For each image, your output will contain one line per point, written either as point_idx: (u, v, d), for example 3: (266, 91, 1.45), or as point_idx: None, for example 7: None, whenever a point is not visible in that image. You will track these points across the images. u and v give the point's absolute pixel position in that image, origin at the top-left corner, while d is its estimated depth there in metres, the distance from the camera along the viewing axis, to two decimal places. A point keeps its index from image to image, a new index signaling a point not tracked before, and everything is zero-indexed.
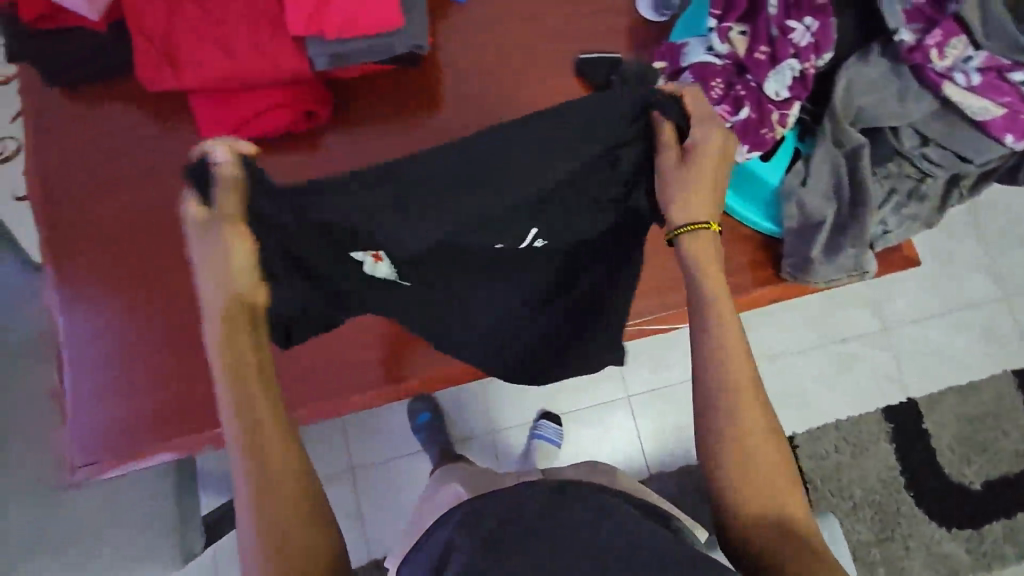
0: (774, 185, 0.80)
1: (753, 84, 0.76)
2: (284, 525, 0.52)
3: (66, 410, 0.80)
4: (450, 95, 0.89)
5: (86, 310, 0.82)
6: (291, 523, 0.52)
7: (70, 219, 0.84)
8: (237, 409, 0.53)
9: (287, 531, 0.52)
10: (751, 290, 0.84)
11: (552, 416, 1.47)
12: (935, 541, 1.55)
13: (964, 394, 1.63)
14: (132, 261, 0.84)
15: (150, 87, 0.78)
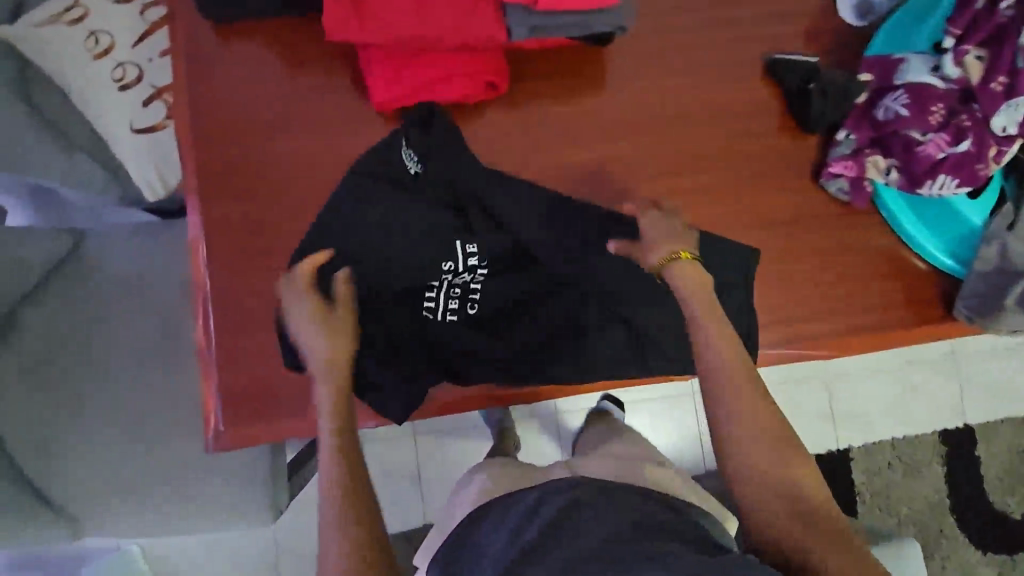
0: (972, 225, 0.78)
1: (978, 114, 0.72)
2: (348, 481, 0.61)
3: (206, 371, 0.75)
4: (629, 78, 0.83)
5: (230, 265, 0.76)
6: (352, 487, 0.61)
7: (221, 163, 0.77)
8: (327, 395, 0.65)
9: (354, 493, 0.61)
10: (920, 325, 0.80)
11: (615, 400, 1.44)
12: (970, 563, 1.60)
13: (1019, 426, 1.66)
14: (281, 217, 0.77)
15: (330, 36, 0.70)
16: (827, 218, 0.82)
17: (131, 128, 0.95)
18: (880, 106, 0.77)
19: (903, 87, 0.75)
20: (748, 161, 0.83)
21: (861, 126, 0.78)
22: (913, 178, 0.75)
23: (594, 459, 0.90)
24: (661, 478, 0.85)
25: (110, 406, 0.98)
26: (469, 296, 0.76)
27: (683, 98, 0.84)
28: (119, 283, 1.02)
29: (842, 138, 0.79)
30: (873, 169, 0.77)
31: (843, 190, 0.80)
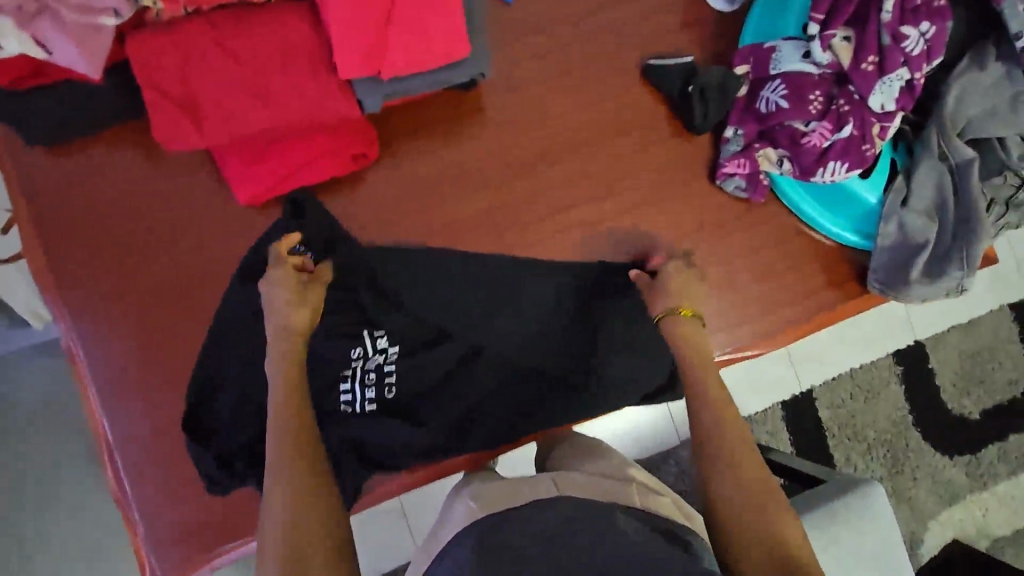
0: (870, 203, 0.77)
1: (856, 96, 0.70)
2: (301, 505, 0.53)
3: (131, 516, 0.72)
4: (507, 111, 0.78)
5: (127, 405, 0.72)
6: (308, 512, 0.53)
7: (93, 299, 0.72)
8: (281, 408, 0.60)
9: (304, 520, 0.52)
10: (836, 305, 0.81)
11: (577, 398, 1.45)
12: (939, 468, 1.69)
13: (964, 331, 1.72)
14: (168, 342, 0.73)
15: (170, 146, 0.65)
16: (730, 217, 0.80)
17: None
18: (761, 99, 0.74)
19: (778, 79, 0.72)
20: (643, 174, 0.80)
21: (747, 120, 0.75)
22: (805, 167, 0.73)
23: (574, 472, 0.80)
24: (652, 503, 0.75)
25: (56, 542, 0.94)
26: (385, 381, 0.73)
27: (569, 122, 0.80)
28: (35, 414, 0.96)
29: (729, 135, 0.77)
30: (765, 163, 0.76)
31: (740, 187, 0.78)
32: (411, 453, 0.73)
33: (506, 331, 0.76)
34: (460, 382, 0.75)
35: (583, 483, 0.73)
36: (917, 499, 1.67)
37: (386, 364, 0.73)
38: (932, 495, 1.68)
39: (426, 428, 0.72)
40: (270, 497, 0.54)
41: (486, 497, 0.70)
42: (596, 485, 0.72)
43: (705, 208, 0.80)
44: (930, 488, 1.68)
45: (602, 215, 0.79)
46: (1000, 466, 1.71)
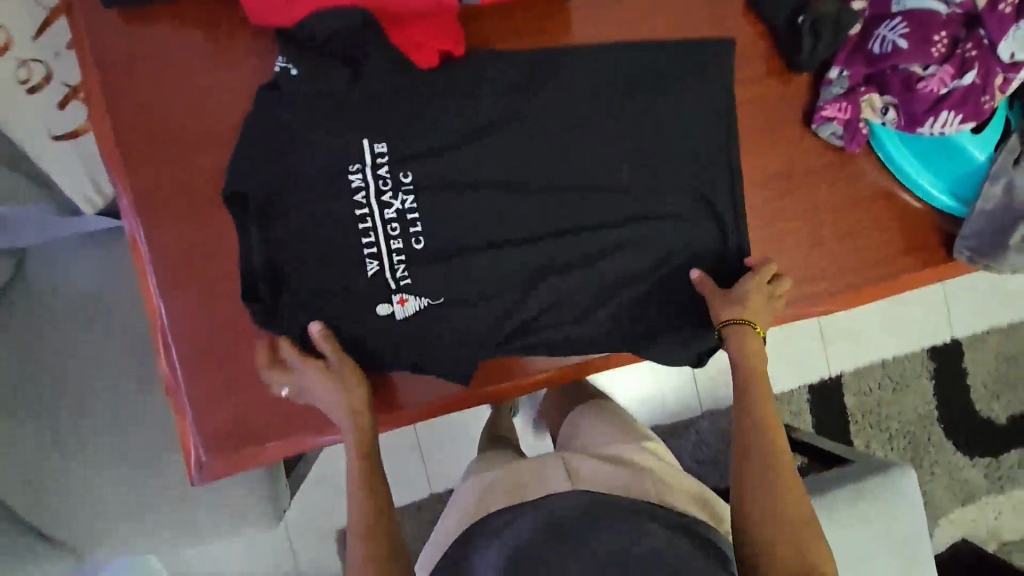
0: (977, 163, 0.73)
1: (985, 41, 0.65)
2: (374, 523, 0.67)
3: (179, 404, 0.72)
4: (590, 24, 0.76)
5: (187, 293, 0.72)
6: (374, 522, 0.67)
7: (159, 176, 0.72)
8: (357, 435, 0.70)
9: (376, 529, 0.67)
10: (915, 271, 0.77)
11: None
12: (958, 467, 1.67)
13: (1004, 333, 1.69)
14: (225, 234, 0.73)
15: (253, 19, 0.69)
16: (812, 163, 0.77)
17: (49, 134, 0.85)
18: (875, 38, 0.69)
19: (902, 15, 0.68)
20: (717, 77, 0.74)
21: (855, 61, 0.71)
22: (913, 117, 0.69)
23: (594, 463, 0.82)
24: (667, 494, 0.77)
25: (88, 431, 0.98)
26: (411, 231, 0.72)
27: (652, 42, 0.75)
28: (80, 302, 0.99)
29: (833, 77, 0.73)
30: (869, 110, 0.72)
31: (836, 135, 0.74)
32: (482, 279, 0.73)
33: (543, 198, 0.74)
34: (455, 211, 0.72)
35: (608, 476, 0.79)
36: (931, 494, 1.65)
37: (409, 211, 0.72)
38: (947, 492, 1.66)
39: (502, 255, 0.73)
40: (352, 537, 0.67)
41: (499, 490, 0.79)
42: (619, 481, 0.78)
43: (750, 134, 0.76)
44: (946, 486, 1.66)
45: (682, 146, 0.74)
46: (1019, 472, 1.68)
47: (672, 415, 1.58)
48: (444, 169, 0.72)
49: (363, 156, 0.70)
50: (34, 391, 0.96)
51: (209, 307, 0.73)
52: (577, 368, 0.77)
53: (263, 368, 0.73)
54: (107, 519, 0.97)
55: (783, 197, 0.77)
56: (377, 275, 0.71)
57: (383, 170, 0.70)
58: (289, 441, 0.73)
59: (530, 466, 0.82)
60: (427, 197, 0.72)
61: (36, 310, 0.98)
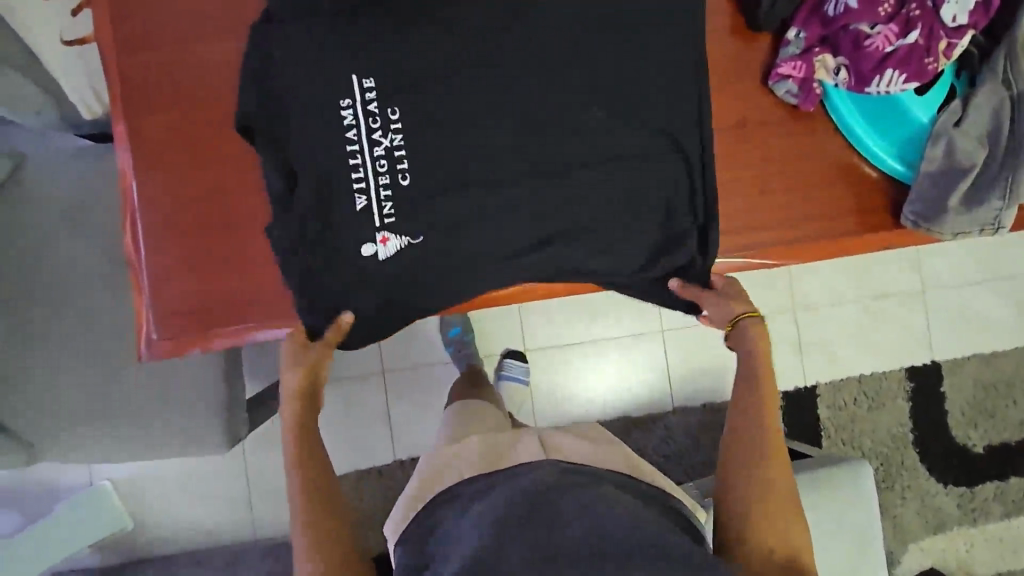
0: (921, 125, 0.76)
1: (929, 3, 0.69)
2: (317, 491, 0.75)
3: (141, 282, 0.76)
4: None
5: (164, 180, 0.77)
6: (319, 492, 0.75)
7: (148, 68, 0.78)
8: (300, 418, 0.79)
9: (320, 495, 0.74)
10: (858, 234, 0.80)
11: (518, 355, 1.49)
12: (930, 493, 1.63)
13: (985, 360, 1.67)
14: (205, 130, 0.78)
15: None
16: (767, 119, 0.80)
17: (59, 39, 0.90)
18: (831, 0, 0.73)
19: None
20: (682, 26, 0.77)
21: (811, 23, 0.75)
22: (861, 77, 0.73)
23: (569, 437, 0.93)
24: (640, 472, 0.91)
25: (64, 331, 1.03)
26: (397, 168, 0.73)
27: None
28: (71, 207, 1.04)
29: (791, 37, 0.76)
30: (822, 71, 0.76)
31: (791, 93, 0.77)
32: (450, 207, 0.74)
33: (502, 116, 0.74)
34: (419, 124, 0.74)
35: (578, 452, 0.90)
36: (901, 518, 1.62)
37: (396, 150, 0.73)
38: (917, 518, 1.63)
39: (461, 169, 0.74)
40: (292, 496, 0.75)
41: (479, 456, 0.91)
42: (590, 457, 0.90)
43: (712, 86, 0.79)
44: (917, 511, 1.63)
45: (645, 88, 0.76)
46: (994, 504, 1.65)
47: (640, 407, 1.58)
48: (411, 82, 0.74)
49: (353, 93, 0.73)
50: (19, 288, 1.02)
51: (181, 197, 0.77)
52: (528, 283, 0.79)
53: (222, 256, 0.77)
54: (70, 416, 1.01)
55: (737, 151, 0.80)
56: (337, 179, 0.73)
57: (373, 106, 0.73)
58: (240, 331, 0.76)
59: (509, 439, 0.94)
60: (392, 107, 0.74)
61: (28, 211, 1.02)
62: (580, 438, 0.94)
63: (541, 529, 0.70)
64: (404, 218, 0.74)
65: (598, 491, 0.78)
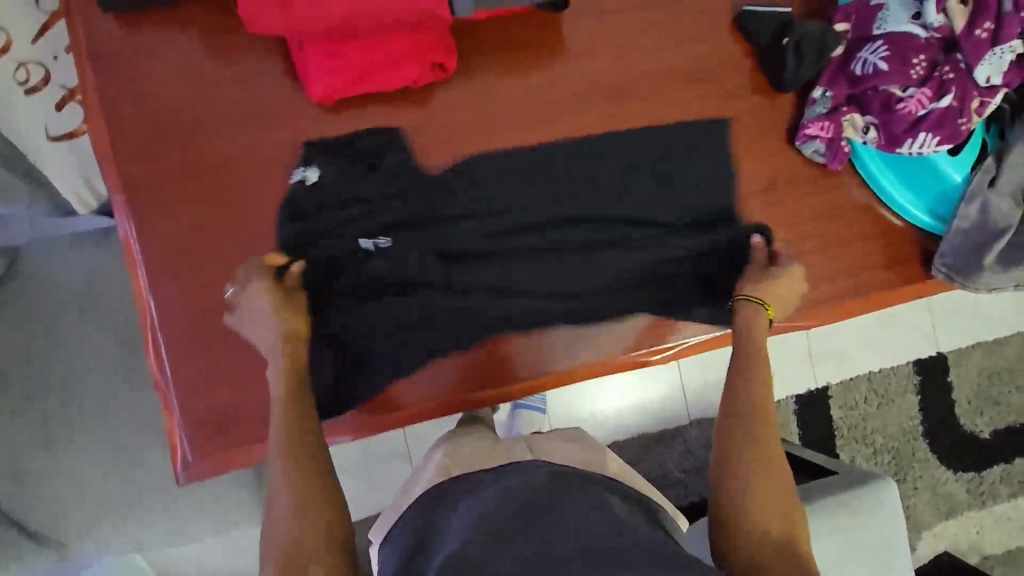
0: (954, 183, 0.76)
1: (961, 65, 0.68)
2: (303, 476, 0.60)
3: (167, 400, 0.72)
4: (580, 39, 0.78)
5: (180, 291, 0.72)
6: (303, 478, 0.60)
7: (157, 176, 0.72)
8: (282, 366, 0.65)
9: (303, 484, 0.60)
10: (893, 289, 0.79)
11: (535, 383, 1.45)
12: (941, 481, 1.68)
13: (988, 348, 1.72)
14: (217, 233, 0.73)
15: (249, 26, 0.66)
16: (796, 179, 0.79)
17: (46, 134, 0.87)
18: (857, 60, 0.71)
19: (883, 39, 0.70)
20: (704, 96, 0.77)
21: (838, 82, 0.73)
22: (892, 138, 0.71)
23: (561, 443, 0.88)
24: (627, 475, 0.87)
25: (74, 425, 0.98)
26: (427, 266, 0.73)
27: (641, 59, 0.78)
28: (73, 293, 1.00)
29: (817, 96, 0.75)
30: (849, 129, 0.74)
31: (818, 152, 0.76)
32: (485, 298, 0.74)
33: (532, 197, 0.76)
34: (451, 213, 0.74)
35: (565, 453, 0.86)
36: (915, 508, 1.66)
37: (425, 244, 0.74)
38: (930, 506, 1.67)
39: (499, 250, 0.75)
40: (276, 488, 0.60)
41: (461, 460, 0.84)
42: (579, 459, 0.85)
43: (736, 149, 0.79)
44: (930, 500, 1.67)
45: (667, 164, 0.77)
46: (1002, 487, 1.70)
47: (657, 424, 1.59)
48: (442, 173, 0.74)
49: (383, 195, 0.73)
50: (25, 382, 0.97)
51: (197, 304, 0.73)
52: (552, 377, 0.75)
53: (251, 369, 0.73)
54: (91, 512, 0.97)
55: (768, 213, 0.78)
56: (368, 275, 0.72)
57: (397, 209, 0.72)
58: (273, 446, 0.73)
59: (500, 446, 0.87)
60: (418, 202, 0.73)
61: (32, 304, 0.99)
62: (570, 442, 0.90)
63: (533, 526, 0.62)
64: (433, 314, 0.73)
65: (594, 490, 0.73)
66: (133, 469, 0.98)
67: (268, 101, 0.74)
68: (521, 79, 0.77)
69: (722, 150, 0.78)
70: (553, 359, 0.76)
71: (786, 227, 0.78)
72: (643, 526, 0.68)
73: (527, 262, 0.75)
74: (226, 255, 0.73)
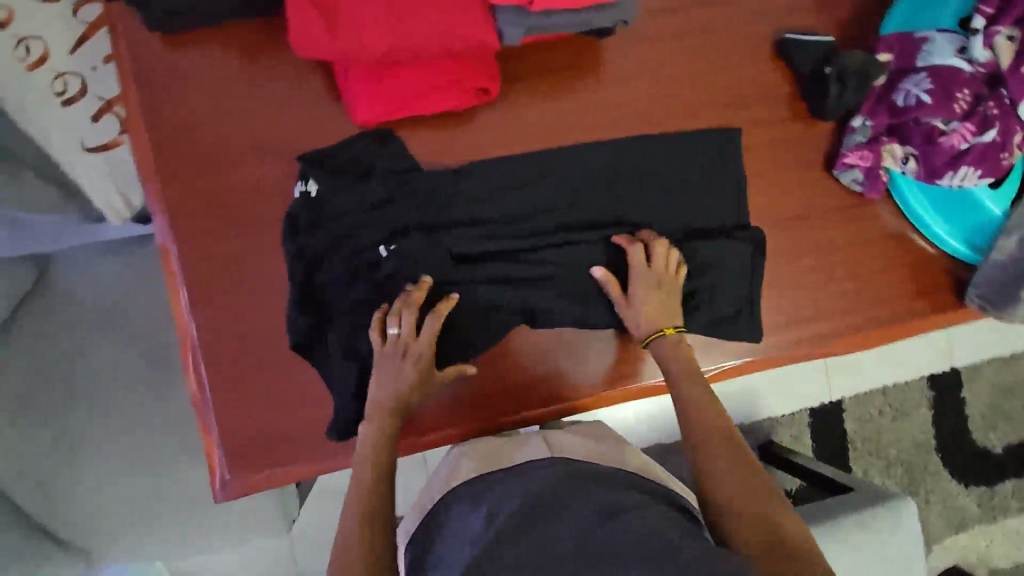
0: (992, 217, 0.76)
1: (1006, 100, 0.68)
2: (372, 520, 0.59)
3: (205, 417, 0.73)
4: (621, 64, 0.78)
5: (219, 310, 0.73)
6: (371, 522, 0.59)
7: (199, 196, 0.73)
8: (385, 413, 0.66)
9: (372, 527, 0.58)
10: (926, 317, 0.79)
11: None
12: (952, 495, 1.68)
13: (1003, 363, 1.72)
14: (257, 252, 0.74)
15: (298, 52, 0.66)
16: (831, 207, 0.79)
17: (82, 146, 0.86)
18: (900, 91, 0.72)
19: (927, 71, 0.70)
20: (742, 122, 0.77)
21: (879, 112, 0.73)
22: (932, 169, 0.71)
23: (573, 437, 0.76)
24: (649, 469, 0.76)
25: (102, 434, 0.98)
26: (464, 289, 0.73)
27: (680, 84, 0.78)
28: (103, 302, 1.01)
29: (856, 125, 0.75)
30: (888, 159, 0.74)
31: (856, 181, 0.76)
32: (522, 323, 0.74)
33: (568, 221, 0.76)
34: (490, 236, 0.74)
35: (576, 444, 0.74)
36: (926, 521, 1.67)
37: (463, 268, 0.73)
38: (940, 519, 1.68)
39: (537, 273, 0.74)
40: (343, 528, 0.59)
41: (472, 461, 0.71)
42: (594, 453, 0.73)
43: (773, 176, 0.79)
44: (941, 513, 1.68)
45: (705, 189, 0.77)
46: (1012, 502, 1.71)
47: (672, 435, 1.59)
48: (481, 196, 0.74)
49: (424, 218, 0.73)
50: (55, 391, 0.98)
51: (237, 324, 0.73)
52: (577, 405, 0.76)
53: (288, 389, 0.73)
54: (119, 520, 0.98)
55: (804, 240, 0.79)
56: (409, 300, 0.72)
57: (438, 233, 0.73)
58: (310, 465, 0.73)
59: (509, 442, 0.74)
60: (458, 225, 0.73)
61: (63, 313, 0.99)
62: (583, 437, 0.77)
63: (531, 530, 0.56)
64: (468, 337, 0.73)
65: (611, 492, 0.61)
66: (159, 478, 0.99)
67: (310, 122, 0.74)
68: (561, 104, 0.77)
69: (760, 177, 0.79)
70: (577, 385, 0.76)
71: (821, 255, 0.79)
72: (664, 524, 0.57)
73: (563, 287, 0.75)
74: (265, 276, 0.74)
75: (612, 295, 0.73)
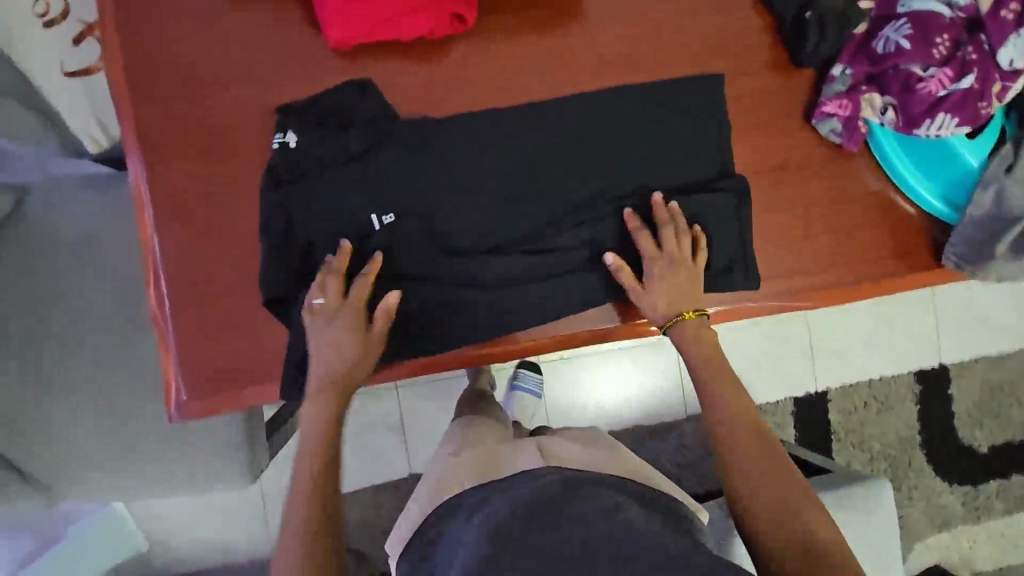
0: (970, 169, 0.75)
1: (985, 46, 0.68)
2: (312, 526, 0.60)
3: (165, 339, 0.72)
4: (601, 6, 0.77)
5: (185, 231, 0.72)
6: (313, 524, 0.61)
7: (170, 115, 0.72)
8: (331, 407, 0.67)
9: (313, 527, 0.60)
10: (901, 276, 0.78)
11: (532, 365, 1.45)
12: (936, 493, 1.66)
13: (992, 361, 1.70)
14: (226, 176, 0.73)
15: None
16: (809, 160, 0.78)
17: (60, 70, 0.86)
18: (879, 38, 0.71)
19: (907, 15, 0.70)
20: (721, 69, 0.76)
21: (858, 60, 0.73)
22: (910, 118, 0.71)
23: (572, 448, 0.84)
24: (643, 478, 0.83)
25: (71, 369, 0.98)
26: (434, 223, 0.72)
27: (660, 30, 0.78)
28: (79, 237, 1.00)
29: (836, 73, 0.74)
30: (867, 108, 0.73)
31: (834, 132, 0.75)
32: (489, 261, 0.73)
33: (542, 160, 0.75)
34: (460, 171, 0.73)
35: (575, 457, 0.82)
36: (908, 517, 1.65)
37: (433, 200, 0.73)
38: (923, 517, 1.65)
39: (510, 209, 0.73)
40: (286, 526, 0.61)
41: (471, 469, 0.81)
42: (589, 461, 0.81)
43: (751, 126, 0.78)
44: (924, 510, 1.65)
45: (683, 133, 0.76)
46: (997, 502, 1.68)
47: (653, 416, 1.58)
48: (454, 129, 0.74)
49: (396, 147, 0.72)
50: (26, 324, 0.97)
51: (202, 246, 0.73)
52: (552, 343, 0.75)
53: (249, 314, 0.73)
54: (84, 458, 0.97)
55: (781, 193, 0.78)
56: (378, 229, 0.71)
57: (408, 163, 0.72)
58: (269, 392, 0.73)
59: (504, 449, 0.85)
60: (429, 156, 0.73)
61: (36, 245, 0.99)
62: (579, 445, 0.87)
63: (537, 531, 0.60)
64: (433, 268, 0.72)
65: (603, 494, 0.68)
66: (125, 418, 0.98)
67: (285, 47, 0.74)
68: (539, 43, 0.77)
69: (738, 126, 0.78)
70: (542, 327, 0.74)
71: (797, 208, 0.78)
72: (651, 527, 0.63)
73: (533, 225, 0.74)
74: (234, 201, 0.73)
75: (626, 281, 0.71)
